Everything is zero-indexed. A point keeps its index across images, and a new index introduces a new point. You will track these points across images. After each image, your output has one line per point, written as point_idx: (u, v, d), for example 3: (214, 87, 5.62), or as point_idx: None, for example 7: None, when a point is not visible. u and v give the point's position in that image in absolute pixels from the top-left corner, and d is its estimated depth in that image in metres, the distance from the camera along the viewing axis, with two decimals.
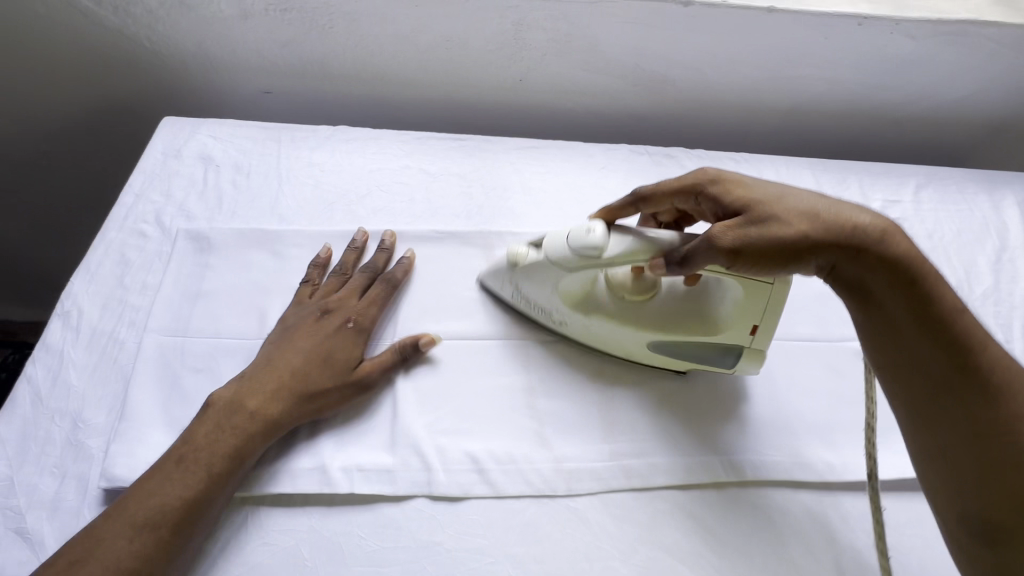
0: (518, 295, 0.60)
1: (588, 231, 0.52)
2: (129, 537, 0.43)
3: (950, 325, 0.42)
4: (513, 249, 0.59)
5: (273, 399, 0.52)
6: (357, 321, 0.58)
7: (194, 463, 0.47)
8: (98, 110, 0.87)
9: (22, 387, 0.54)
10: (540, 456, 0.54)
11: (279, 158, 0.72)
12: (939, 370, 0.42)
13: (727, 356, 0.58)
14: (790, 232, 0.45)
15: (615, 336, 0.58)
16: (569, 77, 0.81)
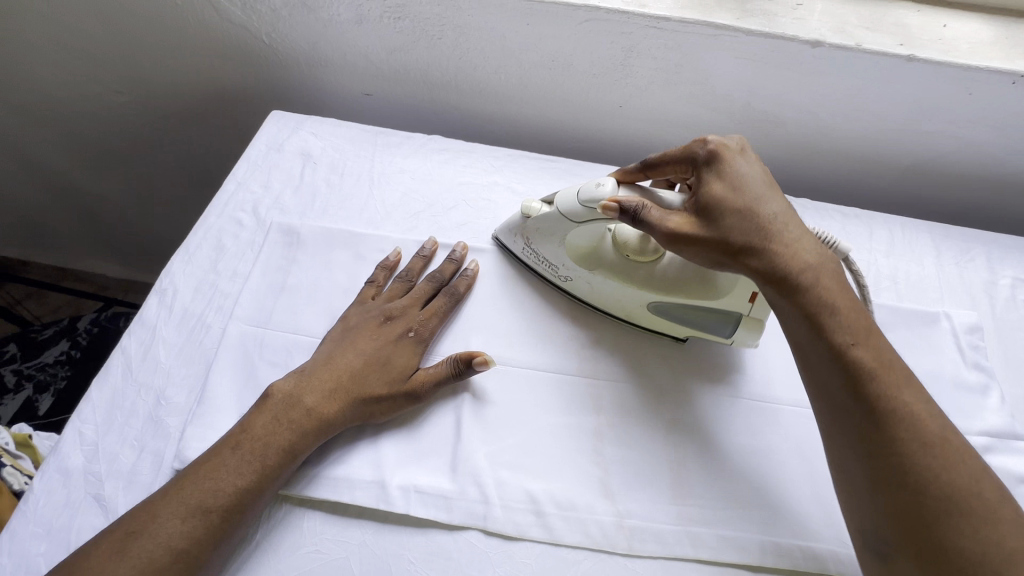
0: (529, 251, 0.64)
1: (598, 184, 0.56)
2: (179, 518, 0.44)
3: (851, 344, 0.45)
4: (526, 204, 0.62)
5: (332, 399, 0.52)
6: (416, 330, 0.58)
7: (250, 451, 0.48)
8: (214, 97, 0.93)
9: (117, 357, 0.56)
10: (603, 508, 0.51)
11: (373, 161, 0.74)
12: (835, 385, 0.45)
13: (726, 327, 0.59)
14: (715, 234, 0.50)
15: (615, 294, 0.61)
16: (672, 108, 0.78)
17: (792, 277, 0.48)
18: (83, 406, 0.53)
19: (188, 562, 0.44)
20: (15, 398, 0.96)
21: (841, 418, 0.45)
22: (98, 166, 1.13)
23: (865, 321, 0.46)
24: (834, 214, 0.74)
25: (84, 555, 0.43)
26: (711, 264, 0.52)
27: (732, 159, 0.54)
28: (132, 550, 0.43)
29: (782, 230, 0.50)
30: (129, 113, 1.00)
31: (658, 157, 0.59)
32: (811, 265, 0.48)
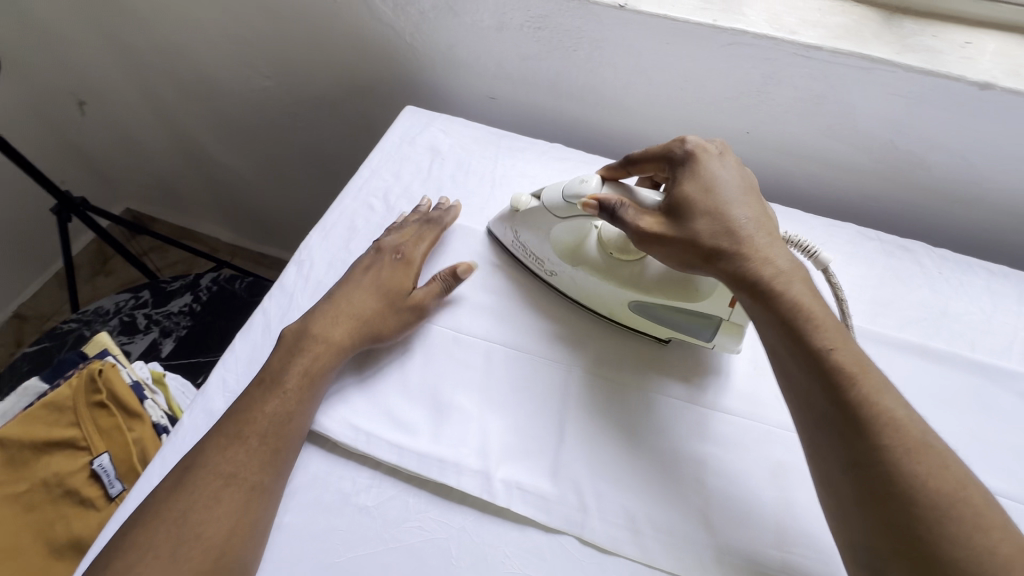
0: (517, 242, 0.65)
1: (582, 181, 0.57)
2: (222, 449, 0.50)
3: (827, 350, 0.44)
4: (516, 196, 0.64)
5: (339, 328, 0.57)
6: (405, 253, 0.64)
7: (272, 383, 0.54)
8: (348, 88, 1.00)
9: (258, 316, 0.62)
10: (701, 538, 0.50)
11: (497, 163, 0.76)
12: (812, 396, 0.44)
13: (705, 330, 0.58)
14: (693, 231, 0.51)
15: (597, 290, 0.61)
16: (804, 139, 0.75)
17: (766, 281, 0.48)
18: (227, 357, 0.59)
19: (239, 483, 0.48)
20: (144, 339, 1.08)
21: (820, 432, 0.43)
22: (234, 140, 1.25)
23: (839, 329, 0.46)
24: (977, 269, 0.68)
25: (157, 493, 0.49)
26: (688, 268, 0.52)
27: (705, 163, 0.54)
28: (191, 481, 0.48)
29: (755, 234, 0.50)
30: (270, 95, 1.09)
31: (639, 154, 0.60)
32: (785, 267, 0.48)
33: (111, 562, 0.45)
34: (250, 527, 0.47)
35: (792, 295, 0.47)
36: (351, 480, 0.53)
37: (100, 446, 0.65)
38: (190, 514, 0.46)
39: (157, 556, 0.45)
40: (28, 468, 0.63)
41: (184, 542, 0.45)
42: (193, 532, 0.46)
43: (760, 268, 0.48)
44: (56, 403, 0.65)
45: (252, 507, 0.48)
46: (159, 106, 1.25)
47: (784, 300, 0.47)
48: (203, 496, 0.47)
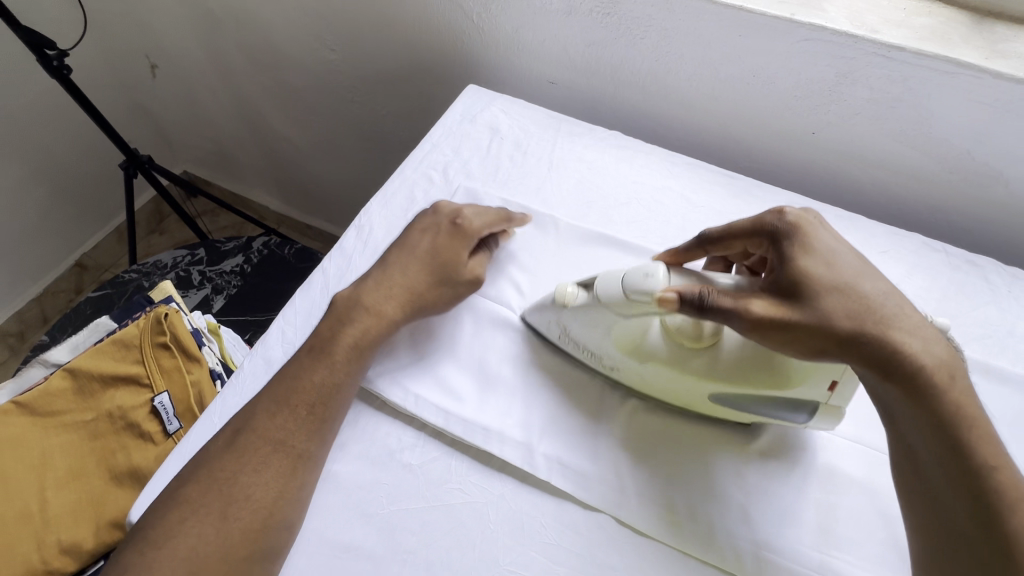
0: (567, 337, 0.57)
1: (647, 273, 0.49)
2: (271, 417, 0.51)
3: (983, 463, 0.40)
4: (561, 288, 0.55)
5: (393, 303, 0.57)
6: (462, 220, 0.63)
7: (325, 354, 0.54)
8: (409, 65, 1.02)
9: (317, 274, 0.65)
10: (739, 530, 0.50)
11: (554, 146, 0.77)
12: (952, 503, 0.41)
13: (800, 412, 0.51)
14: (816, 317, 0.44)
15: (670, 384, 0.53)
16: (873, 144, 0.73)
17: (920, 379, 0.42)
18: (288, 311, 0.62)
19: (287, 451, 0.49)
20: (197, 293, 1.13)
21: (957, 547, 0.40)
22: (293, 110, 1.29)
23: (987, 436, 0.41)
24: None
25: (207, 451, 0.50)
26: (817, 352, 0.45)
27: (816, 233, 0.49)
28: (242, 445, 0.49)
29: (897, 312, 0.45)
30: (334, 69, 1.12)
31: (721, 231, 0.55)
32: (936, 363, 0.43)
33: (165, 511, 0.47)
34: (297, 492, 0.49)
35: (950, 392, 0.42)
36: (397, 438, 0.54)
37: (161, 385, 0.68)
38: (238, 477, 0.48)
39: (208, 514, 0.46)
40: (96, 398, 0.68)
41: (233, 504, 0.47)
42: (242, 495, 0.47)
43: (914, 358, 0.43)
44: (124, 340, 0.69)
45: (298, 473, 0.49)
46: (226, 73, 1.30)
47: (944, 401, 0.42)
48: (252, 461, 0.48)
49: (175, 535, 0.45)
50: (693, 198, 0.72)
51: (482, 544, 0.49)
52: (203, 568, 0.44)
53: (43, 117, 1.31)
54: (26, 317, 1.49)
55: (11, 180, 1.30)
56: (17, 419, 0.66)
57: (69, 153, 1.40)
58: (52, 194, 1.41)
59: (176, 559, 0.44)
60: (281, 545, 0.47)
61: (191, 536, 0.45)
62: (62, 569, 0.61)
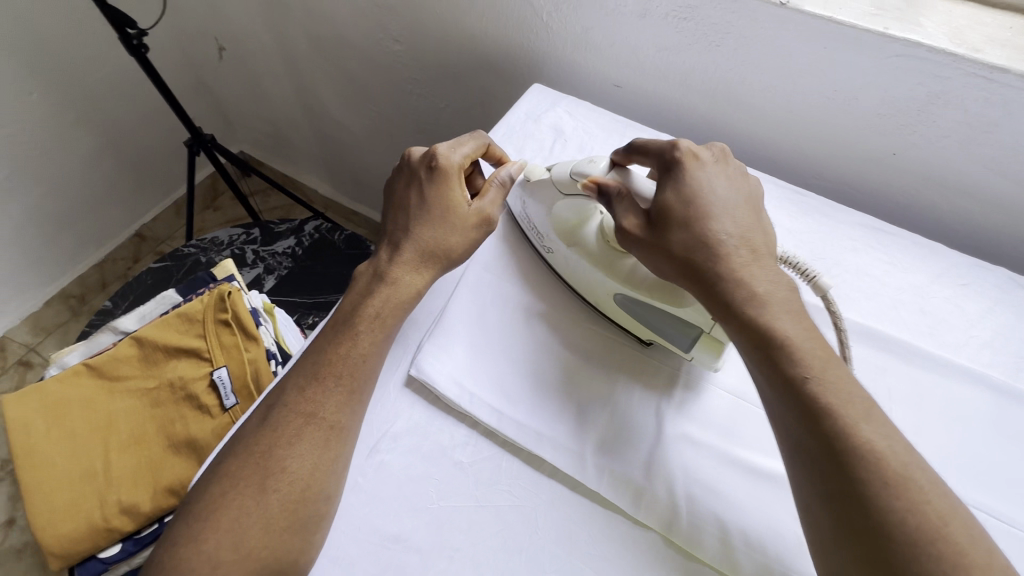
0: (523, 212, 0.66)
1: (591, 161, 0.59)
2: (301, 390, 0.50)
3: (802, 378, 0.42)
4: (531, 164, 0.64)
5: (408, 268, 0.56)
6: (445, 164, 0.59)
7: (350, 329, 0.53)
8: (472, 60, 1.02)
9: None
10: (796, 564, 0.48)
11: (619, 151, 0.75)
12: (783, 415, 0.42)
13: (685, 340, 0.55)
14: (667, 245, 0.49)
15: (586, 275, 0.60)
16: (960, 170, 0.69)
17: (747, 302, 0.46)
18: None
19: (318, 423, 0.49)
20: (250, 272, 1.16)
21: (799, 462, 0.41)
22: (352, 98, 1.31)
23: (811, 352, 0.43)
24: None
25: (246, 427, 0.50)
26: (659, 271, 0.51)
27: (693, 170, 0.51)
28: (276, 419, 0.49)
29: (735, 248, 0.48)
30: (395, 59, 1.13)
31: (643, 142, 0.57)
32: (763, 289, 0.46)
33: (209, 484, 0.47)
34: (333, 463, 0.48)
35: (766, 315, 0.45)
36: (450, 435, 0.55)
37: (220, 359, 0.70)
38: (275, 450, 0.47)
39: (246, 486, 0.46)
40: (159, 367, 0.71)
41: (272, 477, 0.46)
42: (279, 466, 0.47)
43: (733, 284, 0.47)
44: (188, 314, 0.71)
45: (333, 445, 0.49)
46: (290, 58, 1.33)
47: (761, 321, 0.45)
48: (286, 433, 0.48)
49: (217, 507, 0.45)
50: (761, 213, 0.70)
51: (529, 550, 0.49)
52: (245, 537, 0.44)
53: (115, 92, 1.37)
54: (88, 281, 1.55)
55: (83, 151, 1.37)
56: (86, 380, 0.70)
57: (136, 128, 1.46)
58: (118, 166, 1.47)
59: (217, 530, 0.45)
60: (320, 519, 0.47)
61: (233, 507, 0.45)
62: (120, 529, 0.64)
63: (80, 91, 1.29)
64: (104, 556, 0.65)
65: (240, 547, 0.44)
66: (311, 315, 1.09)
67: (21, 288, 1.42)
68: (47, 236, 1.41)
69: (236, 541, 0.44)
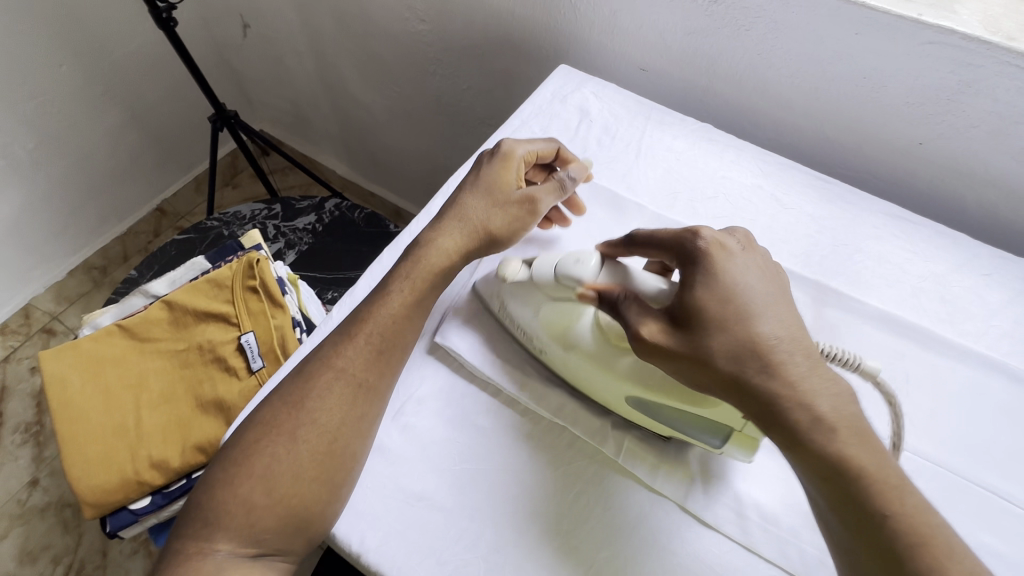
0: (503, 312, 0.59)
1: (578, 259, 0.52)
2: (334, 347, 0.53)
3: (882, 515, 0.39)
4: (504, 263, 0.57)
5: (447, 237, 0.58)
6: (507, 150, 0.62)
7: (386, 292, 0.55)
8: (498, 40, 1.02)
9: (405, 237, 0.67)
10: (808, 536, 0.49)
11: (644, 133, 0.76)
12: (850, 540, 0.40)
13: (715, 438, 0.50)
14: (706, 358, 0.44)
15: (590, 378, 0.53)
16: (986, 160, 0.69)
17: (804, 427, 0.42)
18: (375, 268, 0.65)
19: (348, 380, 0.51)
20: (272, 246, 1.18)
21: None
22: (375, 78, 1.31)
23: (879, 480, 0.40)
24: None
25: (282, 381, 0.53)
26: (701, 387, 0.46)
27: (720, 264, 0.47)
28: (310, 373, 0.52)
29: (790, 355, 0.44)
30: (420, 39, 1.14)
31: (645, 236, 0.53)
32: (822, 410, 0.42)
33: (243, 433, 0.50)
34: (360, 419, 0.50)
35: (836, 443, 0.41)
36: (473, 401, 0.56)
37: (247, 324, 0.72)
38: (305, 401, 0.50)
39: (279, 435, 0.48)
40: (189, 330, 0.73)
41: (301, 426, 0.49)
42: (309, 417, 0.49)
43: (796, 403, 0.42)
44: (217, 279, 0.73)
45: (359, 403, 0.51)
46: (314, 36, 1.34)
47: (831, 449, 0.41)
48: (318, 386, 0.50)
49: (251, 454, 0.48)
50: (785, 198, 0.70)
51: (547, 514, 0.50)
52: (277, 482, 0.47)
53: (142, 66, 1.39)
54: (110, 253, 1.57)
55: (109, 124, 1.39)
56: (118, 340, 0.72)
57: (161, 103, 1.48)
58: (142, 140, 1.49)
59: (252, 476, 0.47)
60: (347, 472, 0.49)
61: (265, 455, 0.48)
62: (151, 482, 0.67)
63: (108, 64, 1.31)
64: (134, 507, 0.67)
65: (272, 493, 0.47)
66: (331, 291, 1.10)
67: (46, 257, 1.45)
68: (73, 206, 1.43)
69: (267, 487, 0.47)
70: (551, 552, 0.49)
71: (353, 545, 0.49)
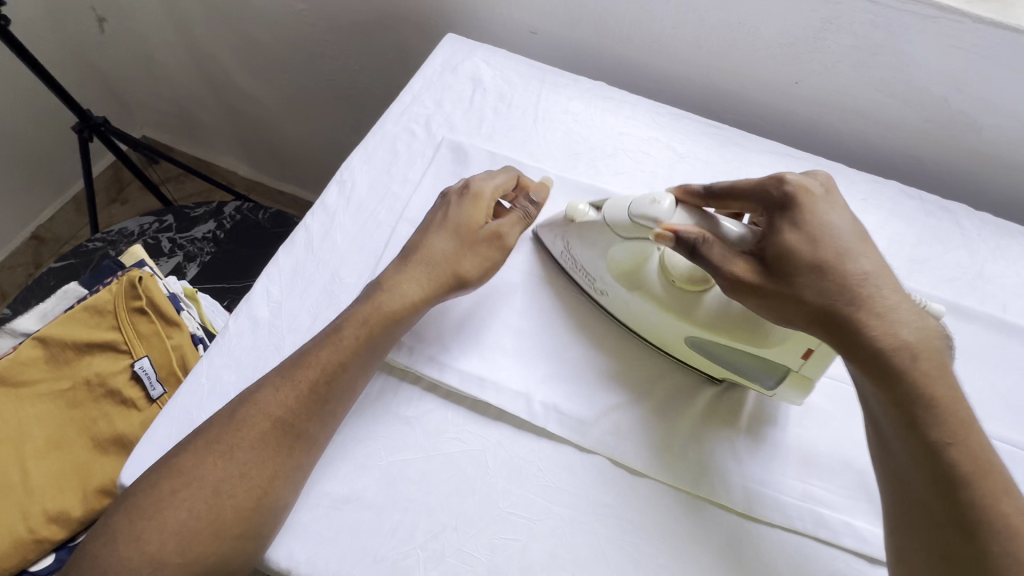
0: (568, 255, 0.59)
1: (653, 200, 0.49)
2: (274, 391, 0.48)
3: (948, 440, 0.40)
4: (572, 205, 0.57)
5: (402, 278, 0.54)
6: (472, 187, 0.58)
7: (339, 336, 0.51)
8: (384, 14, 0.97)
9: (301, 232, 0.62)
10: (727, 467, 0.52)
11: (538, 98, 0.75)
12: (911, 475, 0.41)
13: (770, 378, 0.52)
14: (788, 293, 0.45)
15: (653, 320, 0.55)
16: (854, 92, 0.74)
17: (889, 362, 0.42)
18: (271, 269, 0.60)
19: (285, 429, 0.47)
20: (168, 261, 1.08)
21: (915, 518, 0.41)
22: (260, 67, 1.22)
23: (959, 414, 0.41)
24: (1016, 234, 0.68)
25: (210, 419, 0.48)
26: (786, 321, 0.46)
27: (813, 207, 0.47)
28: (241, 419, 0.47)
29: (882, 292, 0.44)
30: (302, 20, 1.06)
31: (725, 187, 0.52)
32: (910, 342, 0.42)
33: (159, 481, 0.45)
34: (293, 473, 0.47)
35: (919, 371, 0.41)
36: (393, 392, 0.54)
37: (140, 350, 0.66)
38: (235, 451, 0.46)
39: (201, 488, 0.45)
40: (71, 366, 0.65)
41: (227, 481, 0.45)
42: (241, 467, 0.46)
43: (883, 333, 0.42)
44: (96, 306, 0.66)
45: (296, 453, 0.48)
46: (183, 26, 1.21)
47: (912, 377, 0.41)
48: (251, 438, 0.47)
49: (164, 507, 0.44)
50: (681, 149, 0.72)
51: (481, 492, 0.50)
52: (193, 543, 0.43)
53: None
54: None
55: None
56: None
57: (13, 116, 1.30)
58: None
59: (165, 531, 0.44)
60: (273, 526, 0.46)
61: (181, 509, 0.44)
62: (50, 538, 0.60)
63: None
64: (35, 569, 0.60)
65: (186, 552, 0.43)
66: None
67: None
68: None
69: (181, 545, 0.43)
70: (491, 528, 0.48)
71: (281, 563, 0.46)
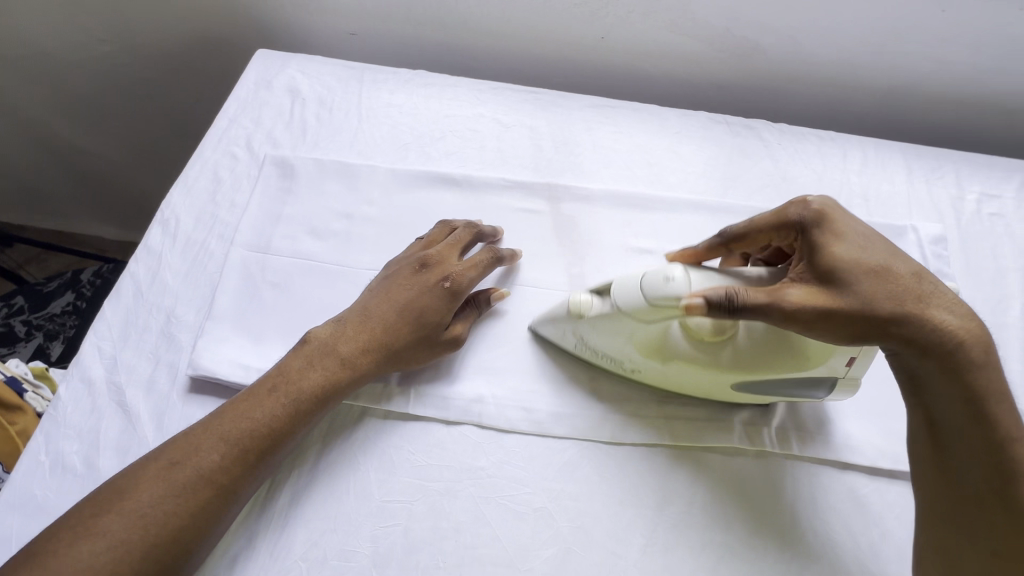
0: (583, 343, 0.55)
1: (666, 277, 0.47)
2: (219, 458, 0.45)
3: (1010, 437, 0.43)
4: (575, 299, 0.54)
5: (356, 345, 0.52)
6: (451, 280, 0.56)
7: (292, 400, 0.49)
8: (202, 40, 0.94)
9: (127, 281, 0.59)
10: (586, 404, 0.56)
11: (359, 96, 0.75)
12: (976, 468, 0.44)
13: (818, 389, 0.53)
14: (863, 308, 0.44)
15: (695, 379, 0.53)
16: (652, 37, 0.79)
17: (952, 357, 0.44)
18: (98, 324, 0.57)
19: (224, 496, 0.45)
20: (28, 345, 0.99)
21: (969, 508, 0.44)
22: (90, 120, 1.14)
23: (1010, 407, 0.44)
24: (809, 136, 0.76)
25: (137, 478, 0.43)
26: (856, 337, 0.45)
27: (844, 220, 0.48)
28: (180, 487, 0.43)
29: (935, 292, 0.46)
30: (118, 62, 1.01)
31: (743, 228, 0.54)
32: (964, 335, 0.44)
33: (73, 540, 0.40)
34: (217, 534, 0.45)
35: (977, 367, 0.44)
36: None
37: None
38: (169, 519, 0.42)
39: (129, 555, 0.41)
40: None
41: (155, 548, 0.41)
42: (167, 535, 0.42)
43: (948, 331, 0.44)
44: None
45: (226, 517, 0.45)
46: None
47: (977, 373, 0.44)
48: (190, 508, 0.43)
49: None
50: (505, 119, 0.74)
51: (355, 487, 0.51)
52: None
53: None
54: None
55: None
56: None
57: None
58: None
59: None
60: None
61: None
62: None
63: None
64: None
65: None
66: None
67: None
68: None
69: None
70: (371, 520, 0.49)
71: None
